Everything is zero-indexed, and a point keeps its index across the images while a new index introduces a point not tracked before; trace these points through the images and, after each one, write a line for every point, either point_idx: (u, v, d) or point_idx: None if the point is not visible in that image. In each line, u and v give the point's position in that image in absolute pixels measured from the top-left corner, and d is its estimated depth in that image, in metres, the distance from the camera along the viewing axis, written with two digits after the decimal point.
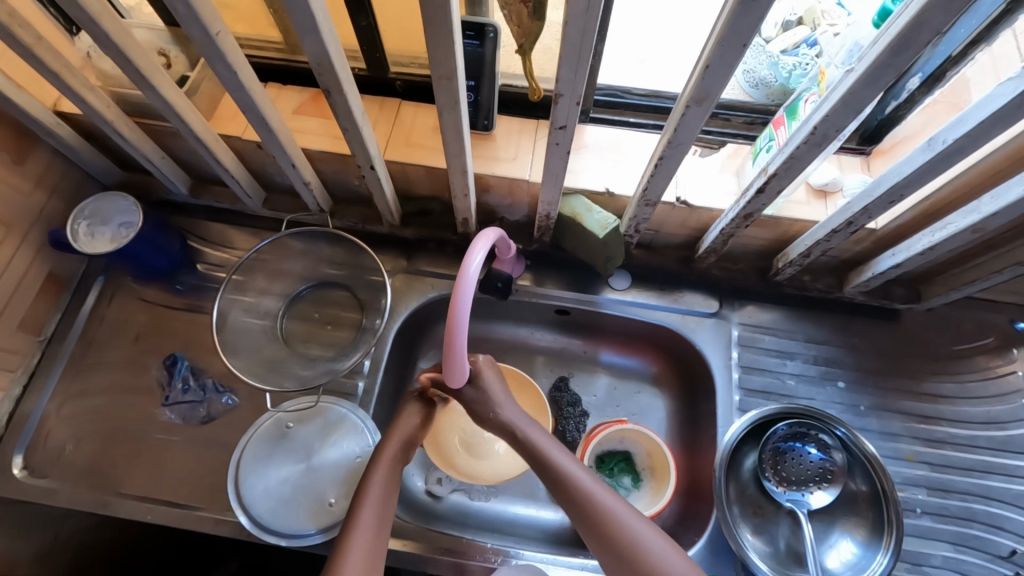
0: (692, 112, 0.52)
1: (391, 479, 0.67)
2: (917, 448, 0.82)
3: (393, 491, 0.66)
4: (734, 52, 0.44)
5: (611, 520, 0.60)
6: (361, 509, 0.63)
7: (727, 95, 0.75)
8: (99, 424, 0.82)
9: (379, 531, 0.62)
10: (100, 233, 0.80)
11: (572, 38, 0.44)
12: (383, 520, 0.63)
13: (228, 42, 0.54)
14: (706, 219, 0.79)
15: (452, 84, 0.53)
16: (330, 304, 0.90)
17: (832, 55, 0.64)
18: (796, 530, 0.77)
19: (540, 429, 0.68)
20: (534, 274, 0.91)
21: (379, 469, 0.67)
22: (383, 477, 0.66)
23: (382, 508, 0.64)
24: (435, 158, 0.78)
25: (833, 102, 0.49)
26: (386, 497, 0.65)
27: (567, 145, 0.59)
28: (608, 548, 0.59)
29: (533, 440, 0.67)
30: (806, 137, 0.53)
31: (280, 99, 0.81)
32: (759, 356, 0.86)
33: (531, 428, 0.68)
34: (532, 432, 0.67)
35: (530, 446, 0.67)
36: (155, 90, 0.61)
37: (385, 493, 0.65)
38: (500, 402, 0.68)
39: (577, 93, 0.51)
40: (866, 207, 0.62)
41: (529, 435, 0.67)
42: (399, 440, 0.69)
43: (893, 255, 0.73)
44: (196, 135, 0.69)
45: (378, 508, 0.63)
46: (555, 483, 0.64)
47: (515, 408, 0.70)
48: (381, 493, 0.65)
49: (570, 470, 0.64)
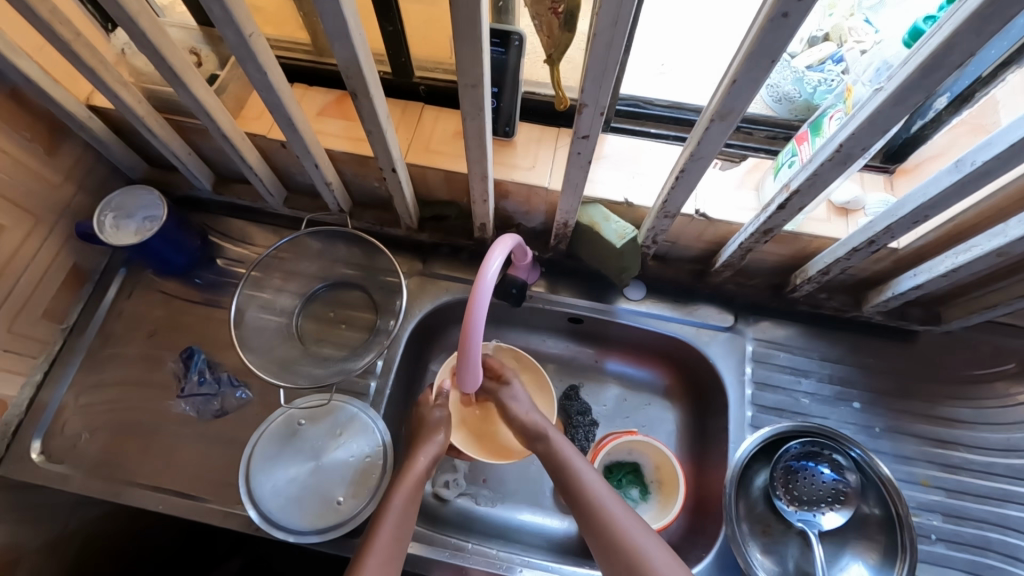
0: (715, 126, 0.52)
1: (411, 500, 0.67)
2: (933, 473, 0.81)
3: (409, 516, 0.66)
4: (762, 68, 0.44)
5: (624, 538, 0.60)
6: (380, 531, 0.63)
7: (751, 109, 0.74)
8: (115, 413, 0.84)
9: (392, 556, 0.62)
10: (126, 226, 0.82)
11: (600, 50, 0.44)
12: (397, 547, 0.63)
13: (260, 44, 0.55)
14: (723, 233, 0.79)
15: (478, 92, 0.54)
16: (344, 304, 0.90)
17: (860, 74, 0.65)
18: (805, 552, 0.75)
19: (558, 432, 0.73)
20: (548, 281, 0.91)
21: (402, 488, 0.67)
22: (404, 501, 0.66)
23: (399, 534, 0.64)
24: (455, 164, 0.79)
25: (860, 120, 0.48)
26: (405, 518, 0.65)
27: (588, 155, 0.60)
28: (601, 546, 0.61)
29: (561, 454, 0.69)
30: (831, 155, 0.52)
31: (306, 100, 0.82)
32: (772, 372, 0.86)
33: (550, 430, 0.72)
34: (562, 449, 0.70)
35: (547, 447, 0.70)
36: (187, 89, 0.62)
37: (404, 510, 0.66)
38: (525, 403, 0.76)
39: (601, 104, 0.51)
40: (889, 227, 0.61)
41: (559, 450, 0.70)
42: (426, 459, 0.70)
43: (914, 276, 0.72)
44: (223, 133, 0.71)
45: (393, 532, 0.63)
46: (577, 504, 0.65)
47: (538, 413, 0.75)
48: (400, 511, 0.65)
49: (580, 470, 0.67)
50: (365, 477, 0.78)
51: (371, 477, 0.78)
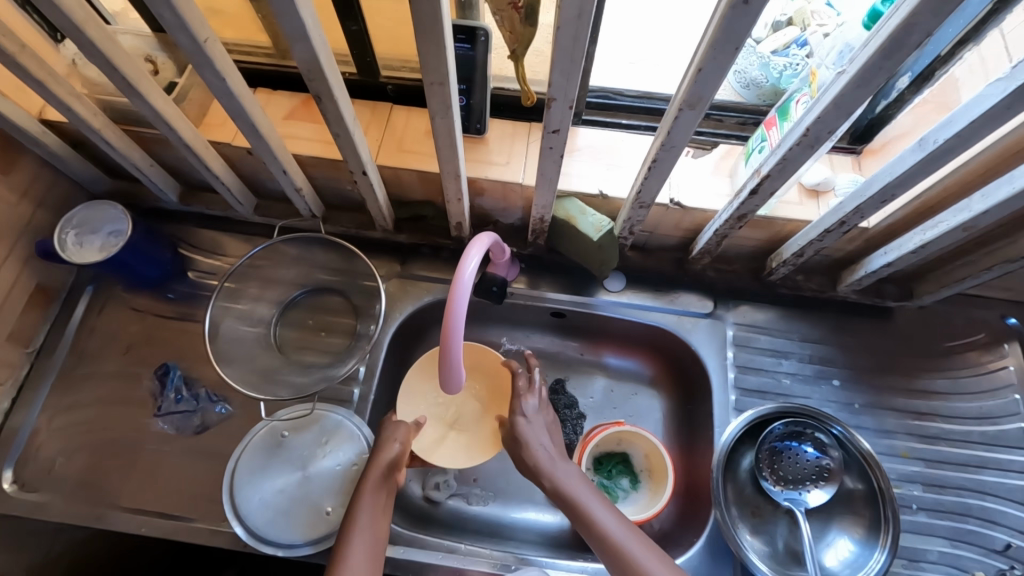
0: (685, 115, 0.51)
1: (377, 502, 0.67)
2: (913, 445, 0.83)
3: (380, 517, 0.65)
4: (728, 55, 0.43)
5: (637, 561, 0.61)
6: (354, 535, 0.63)
7: (720, 95, 0.75)
8: (90, 436, 0.81)
9: (373, 558, 0.62)
10: (89, 242, 0.80)
11: (566, 42, 0.44)
12: (375, 546, 0.63)
13: (217, 49, 0.53)
14: (700, 221, 0.79)
15: (445, 90, 0.53)
16: (324, 311, 0.89)
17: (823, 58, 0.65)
18: (793, 530, 0.77)
19: (577, 478, 0.69)
20: (529, 277, 0.91)
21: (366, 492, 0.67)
22: (373, 497, 0.67)
23: (375, 536, 0.64)
24: (428, 164, 0.78)
25: (825, 103, 0.49)
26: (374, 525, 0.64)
27: (560, 149, 0.59)
28: None
29: (568, 489, 0.67)
30: (799, 139, 0.52)
31: (270, 104, 0.80)
32: (754, 355, 0.87)
33: (568, 477, 0.69)
34: (569, 484, 0.68)
35: (567, 496, 0.67)
36: (143, 98, 0.60)
37: (375, 514, 0.66)
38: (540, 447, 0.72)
39: (570, 96, 0.50)
40: (858, 208, 0.62)
41: (568, 487, 0.68)
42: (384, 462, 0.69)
43: (885, 254, 0.74)
44: (184, 142, 0.68)
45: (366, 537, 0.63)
46: (593, 537, 0.64)
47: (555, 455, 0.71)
48: (371, 515, 0.65)
49: (602, 520, 0.65)
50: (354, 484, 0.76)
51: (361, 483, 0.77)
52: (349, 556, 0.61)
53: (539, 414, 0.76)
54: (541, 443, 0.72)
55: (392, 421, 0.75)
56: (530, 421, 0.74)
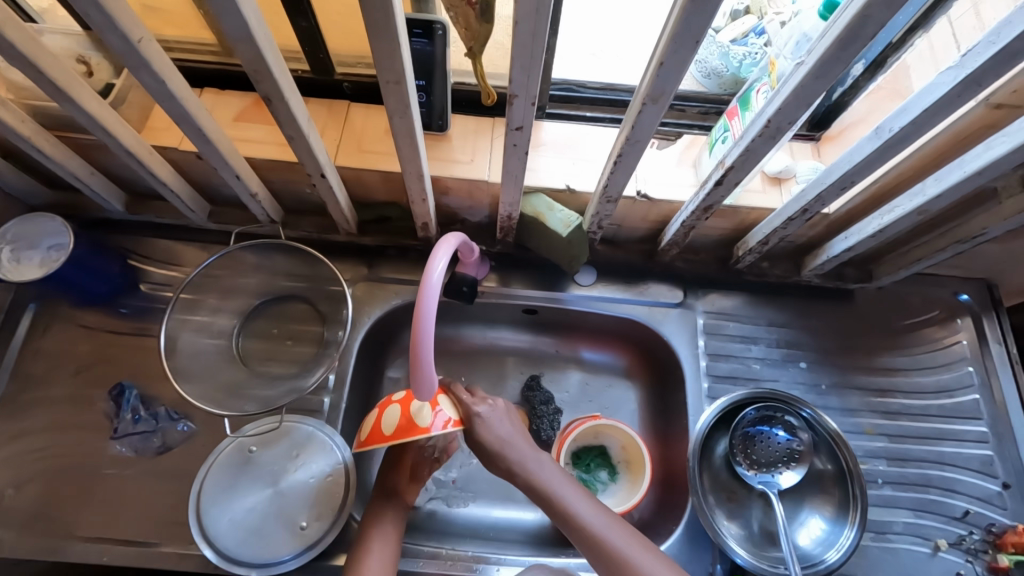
0: (648, 109, 0.50)
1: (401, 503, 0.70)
2: (876, 421, 0.86)
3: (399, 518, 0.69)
4: (688, 49, 0.43)
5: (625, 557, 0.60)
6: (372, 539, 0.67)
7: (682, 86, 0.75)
8: (41, 463, 0.76)
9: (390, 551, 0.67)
10: (28, 258, 0.75)
11: (524, 38, 0.42)
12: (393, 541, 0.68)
13: (153, 49, 0.49)
14: (666, 212, 0.79)
15: (401, 89, 0.51)
16: (289, 320, 0.86)
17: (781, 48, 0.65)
18: (767, 511, 0.79)
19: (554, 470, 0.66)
20: (499, 275, 0.90)
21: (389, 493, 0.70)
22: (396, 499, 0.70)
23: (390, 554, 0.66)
24: (390, 163, 0.75)
25: (786, 95, 0.48)
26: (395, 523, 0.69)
27: (525, 146, 0.57)
28: None
29: (546, 484, 0.65)
30: (761, 130, 0.52)
31: (220, 105, 0.76)
32: (724, 342, 0.88)
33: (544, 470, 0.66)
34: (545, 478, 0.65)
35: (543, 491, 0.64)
36: (76, 104, 0.56)
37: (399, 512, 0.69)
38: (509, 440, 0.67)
39: (532, 93, 0.49)
40: (819, 195, 0.63)
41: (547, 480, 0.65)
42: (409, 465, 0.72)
43: (846, 239, 0.75)
44: (125, 148, 0.64)
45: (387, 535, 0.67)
46: (574, 530, 0.63)
47: (526, 448, 0.67)
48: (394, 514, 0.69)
49: (583, 513, 0.63)
50: (329, 496, 0.74)
51: (336, 496, 0.74)
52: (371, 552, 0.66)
53: (499, 406, 0.69)
54: (507, 435, 0.67)
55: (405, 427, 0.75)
56: (492, 413, 0.67)
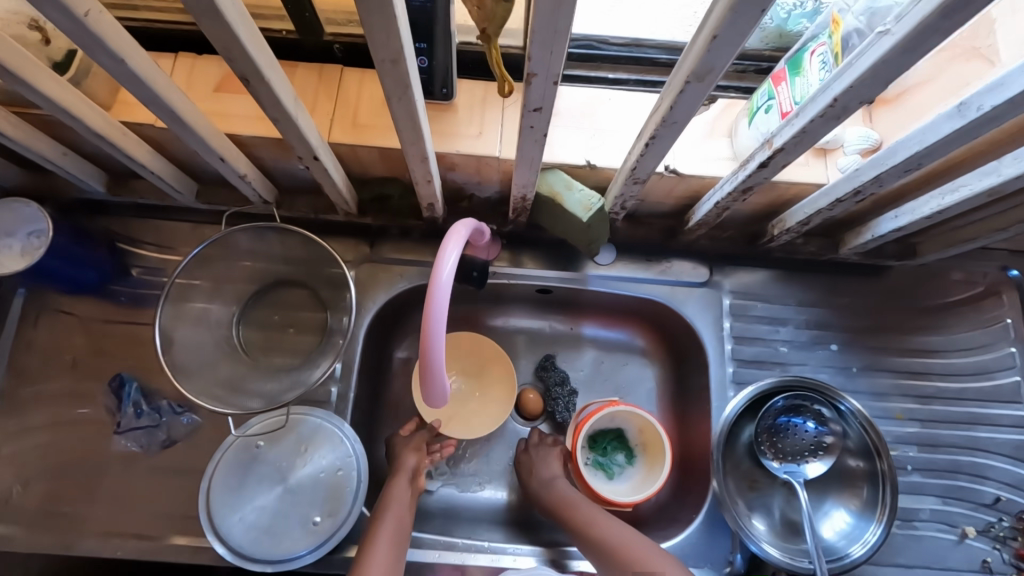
0: (691, 89, 0.43)
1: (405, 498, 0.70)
2: (908, 406, 0.81)
3: (406, 512, 0.69)
4: (749, 20, 0.35)
5: (622, 552, 0.66)
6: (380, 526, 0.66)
7: None
8: (46, 459, 0.75)
9: (396, 538, 0.65)
10: (8, 248, 0.70)
11: (547, 9, 0.34)
12: (399, 531, 0.66)
13: (105, 22, 0.42)
14: (696, 189, 0.71)
15: (400, 67, 0.43)
16: (290, 306, 0.82)
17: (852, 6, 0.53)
18: (790, 500, 0.77)
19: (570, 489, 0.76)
20: (510, 254, 0.84)
21: (395, 487, 0.71)
22: (401, 494, 0.70)
23: (394, 537, 0.65)
24: (390, 139, 0.67)
25: (860, 71, 0.40)
26: (403, 514, 0.68)
27: (543, 128, 0.50)
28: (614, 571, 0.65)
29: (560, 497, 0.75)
30: (824, 110, 0.44)
31: (196, 73, 0.68)
32: (750, 324, 0.83)
33: (563, 488, 0.76)
34: (561, 492, 0.76)
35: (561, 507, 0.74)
36: (29, 86, 0.49)
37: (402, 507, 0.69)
38: (539, 468, 0.80)
39: (553, 72, 0.41)
40: (877, 176, 0.55)
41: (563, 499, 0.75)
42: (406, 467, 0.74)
43: (896, 218, 0.68)
44: (94, 130, 0.57)
45: (393, 525, 0.66)
46: (580, 535, 0.70)
47: (553, 473, 0.79)
48: (401, 504, 0.69)
49: (587, 518, 0.71)
50: (340, 491, 0.73)
51: (347, 490, 0.73)
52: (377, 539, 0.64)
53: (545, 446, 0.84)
54: (543, 466, 0.80)
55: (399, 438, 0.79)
56: (538, 450, 0.83)
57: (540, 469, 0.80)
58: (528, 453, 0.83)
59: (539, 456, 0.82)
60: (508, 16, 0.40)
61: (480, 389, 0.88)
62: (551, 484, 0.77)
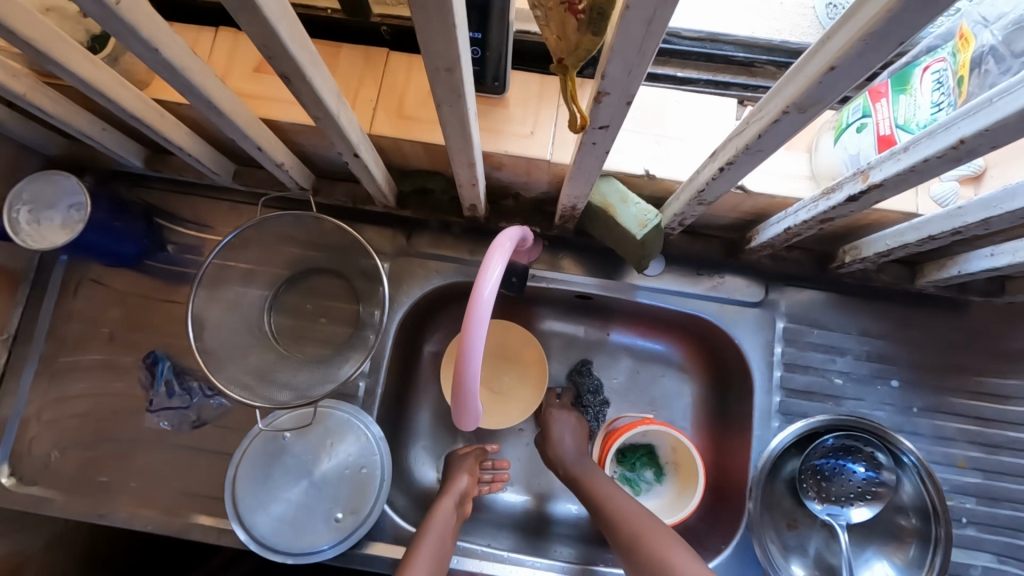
0: (788, 120, 0.37)
1: (447, 525, 0.69)
2: (971, 455, 0.75)
3: (448, 541, 0.68)
4: (880, 52, 0.29)
5: (638, 531, 0.66)
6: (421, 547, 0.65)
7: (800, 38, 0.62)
8: (83, 428, 0.77)
9: (437, 561, 0.65)
10: (47, 220, 0.69)
11: (634, 29, 0.29)
12: (439, 556, 0.66)
13: (140, 10, 0.38)
14: (764, 207, 0.65)
15: (454, 77, 0.38)
16: (322, 294, 0.80)
17: (991, 21, 0.44)
18: (830, 543, 0.72)
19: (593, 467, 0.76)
20: (551, 257, 0.79)
21: (441, 507, 0.71)
22: (446, 516, 0.70)
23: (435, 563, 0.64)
24: (436, 134, 0.63)
25: (1002, 114, 0.33)
26: (445, 537, 0.68)
27: (606, 145, 0.45)
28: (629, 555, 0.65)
29: (579, 473, 0.74)
30: (944, 151, 0.38)
31: (236, 52, 0.64)
32: (805, 351, 0.77)
33: (584, 466, 0.75)
34: (581, 468, 0.75)
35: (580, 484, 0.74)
36: (64, 69, 0.46)
37: (444, 532, 0.68)
38: (562, 439, 0.79)
39: (630, 92, 0.36)
40: (985, 220, 0.48)
41: (578, 471, 0.75)
42: (456, 490, 0.73)
43: (991, 256, 0.60)
44: (130, 113, 0.55)
45: (435, 548, 0.65)
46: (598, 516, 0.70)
47: (573, 448, 0.78)
48: (444, 528, 0.68)
49: (609, 498, 0.70)
50: (364, 488, 0.72)
51: (370, 488, 0.72)
52: (417, 556, 0.64)
53: (572, 416, 0.82)
54: (570, 442, 0.79)
55: (458, 454, 0.80)
56: (564, 420, 0.81)
57: (564, 443, 0.78)
58: (549, 409, 0.83)
59: (563, 422, 0.81)
60: (596, 48, 0.33)
61: (513, 371, 0.86)
62: (572, 461, 0.76)
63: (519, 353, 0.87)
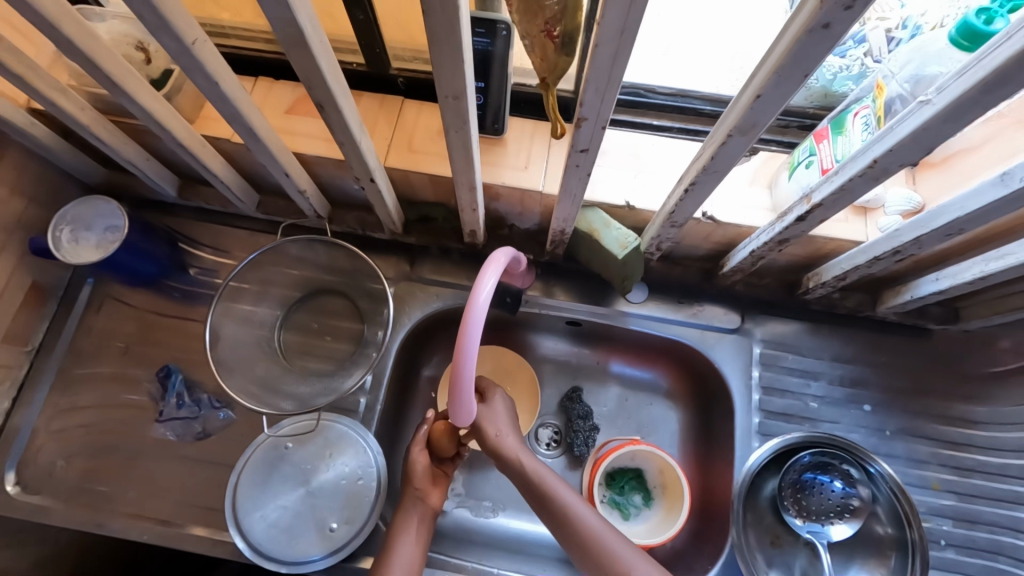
0: (734, 141, 0.45)
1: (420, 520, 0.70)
2: (945, 477, 0.78)
3: (424, 535, 0.69)
4: (792, 83, 0.37)
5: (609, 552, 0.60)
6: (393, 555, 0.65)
7: None
8: (90, 438, 0.80)
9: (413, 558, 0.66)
10: (85, 239, 0.76)
11: (603, 62, 0.37)
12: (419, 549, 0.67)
13: (208, 50, 0.47)
14: (733, 236, 0.72)
15: (461, 104, 0.47)
16: (329, 313, 0.86)
17: (897, 74, 0.55)
18: (813, 562, 0.74)
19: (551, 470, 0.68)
20: (543, 284, 0.86)
21: (405, 510, 0.70)
22: (412, 516, 0.69)
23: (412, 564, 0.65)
24: (442, 166, 0.72)
25: (901, 135, 0.41)
26: (417, 535, 0.68)
27: (588, 167, 0.53)
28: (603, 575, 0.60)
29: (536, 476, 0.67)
30: (864, 170, 0.46)
31: (272, 95, 0.74)
32: (780, 375, 0.82)
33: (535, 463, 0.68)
34: (535, 467, 0.67)
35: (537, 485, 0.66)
36: (131, 99, 0.54)
37: (419, 531, 0.69)
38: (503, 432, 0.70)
39: (603, 116, 0.44)
40: (917, 239, 0.56)
41: (534, 470, 0.67)
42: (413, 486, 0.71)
43: (937, 280, 0.67)
44: (179, 141, 0.63)
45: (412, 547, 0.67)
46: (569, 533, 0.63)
47: (516, 437, 0.71)
48: (414, 533, 0.68)
49: (568, 503, 0.64)
50: (358, 499, 0.74)
51: (365, 499, 0.74)
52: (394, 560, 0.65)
53: (502, 399, 0.74)
54: (506, 429, 0.71)
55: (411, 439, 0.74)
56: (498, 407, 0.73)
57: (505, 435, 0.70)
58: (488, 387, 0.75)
59: (490, 414, 0.71)
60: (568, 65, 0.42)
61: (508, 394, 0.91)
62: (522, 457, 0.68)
63: (516, 376, 0.92)
